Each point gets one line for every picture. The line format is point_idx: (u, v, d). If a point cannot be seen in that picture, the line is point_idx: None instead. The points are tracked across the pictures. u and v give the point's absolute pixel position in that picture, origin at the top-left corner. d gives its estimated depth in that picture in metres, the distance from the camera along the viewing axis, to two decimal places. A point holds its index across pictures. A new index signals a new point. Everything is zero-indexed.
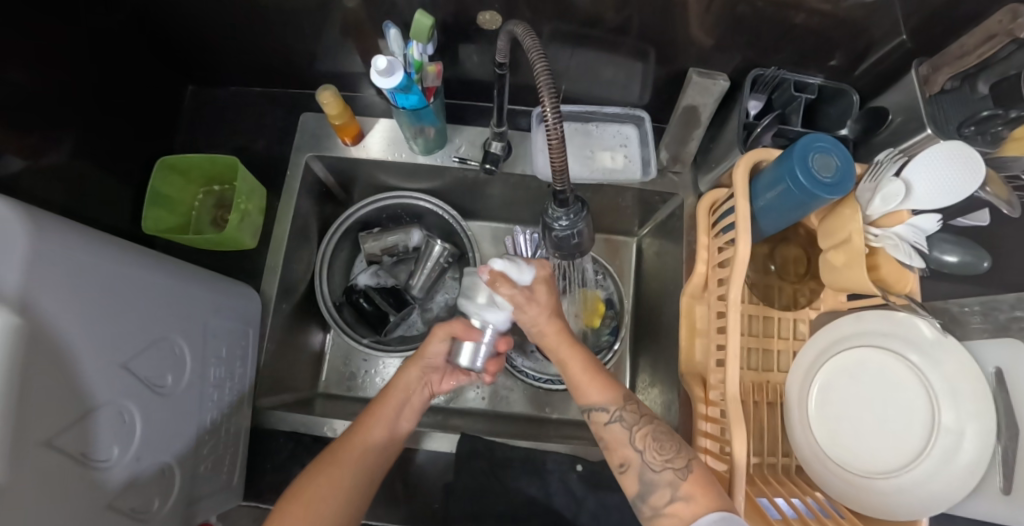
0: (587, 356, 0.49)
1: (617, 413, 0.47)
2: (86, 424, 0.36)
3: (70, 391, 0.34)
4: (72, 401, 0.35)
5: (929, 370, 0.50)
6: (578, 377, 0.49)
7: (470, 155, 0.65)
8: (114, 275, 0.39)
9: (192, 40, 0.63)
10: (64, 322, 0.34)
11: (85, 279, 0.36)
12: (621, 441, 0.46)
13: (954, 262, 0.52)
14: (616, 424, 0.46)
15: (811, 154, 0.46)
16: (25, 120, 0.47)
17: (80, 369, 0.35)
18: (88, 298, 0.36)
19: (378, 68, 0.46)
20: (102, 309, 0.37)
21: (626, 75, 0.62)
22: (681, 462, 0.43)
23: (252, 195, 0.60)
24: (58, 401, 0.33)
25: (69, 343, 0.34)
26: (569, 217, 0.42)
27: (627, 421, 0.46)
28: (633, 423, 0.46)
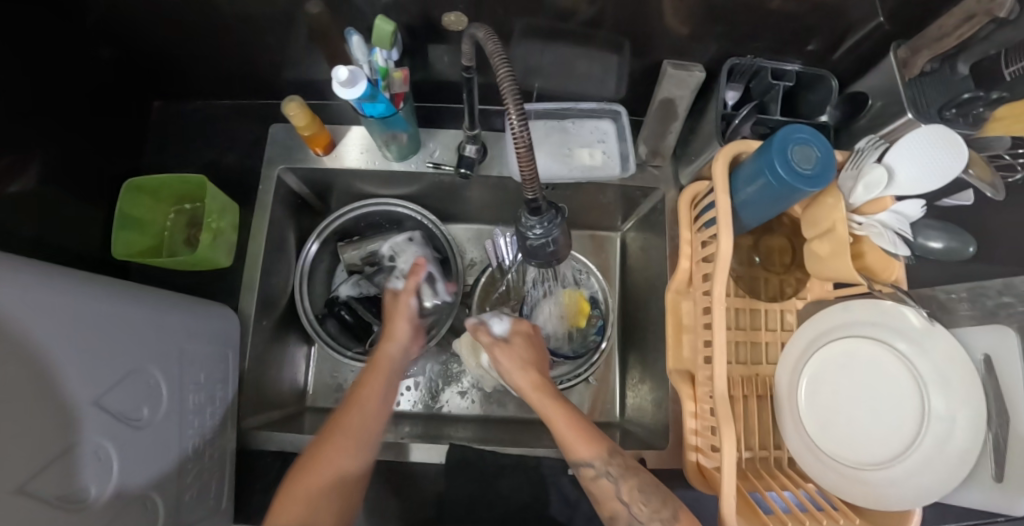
0: (573, 411, 0.49)
1: (604, 467, 0.46)
2: (62, 466, 0.35)
3: (42, 436, 0.33)
4: (46, 446, 0.33)
5: (917, 358, 0.50)
6: (564, 435, 0.48)
7: (445, 159, 0.63)
8: (81, 311, 0.38)
9: (153, 54, 0.60)
10: (31, 366, 0.32)
11: (50, 318, 0.35)
12: (610, 494, 0.46)
13: (939, 248, 0.51)
14: (604, 479, 0.46)
15: (791, 145, 0.45)
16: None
17: (51, 413, 0.34)
18: (55, 338, 0.35)
19: (340, 80, 0.45)
20: (71, 348, 0.36)
21: (602, 69, 0.60)
22: (669, 513, 0.44)
23: (224, 212, 0.59)
24: (31, 448, 0.32)
25: (37, 386, 0.33)
26: (543, 226, 0.41)
27: (613, 475, 0.46)
28: (621, 476, 0.46)
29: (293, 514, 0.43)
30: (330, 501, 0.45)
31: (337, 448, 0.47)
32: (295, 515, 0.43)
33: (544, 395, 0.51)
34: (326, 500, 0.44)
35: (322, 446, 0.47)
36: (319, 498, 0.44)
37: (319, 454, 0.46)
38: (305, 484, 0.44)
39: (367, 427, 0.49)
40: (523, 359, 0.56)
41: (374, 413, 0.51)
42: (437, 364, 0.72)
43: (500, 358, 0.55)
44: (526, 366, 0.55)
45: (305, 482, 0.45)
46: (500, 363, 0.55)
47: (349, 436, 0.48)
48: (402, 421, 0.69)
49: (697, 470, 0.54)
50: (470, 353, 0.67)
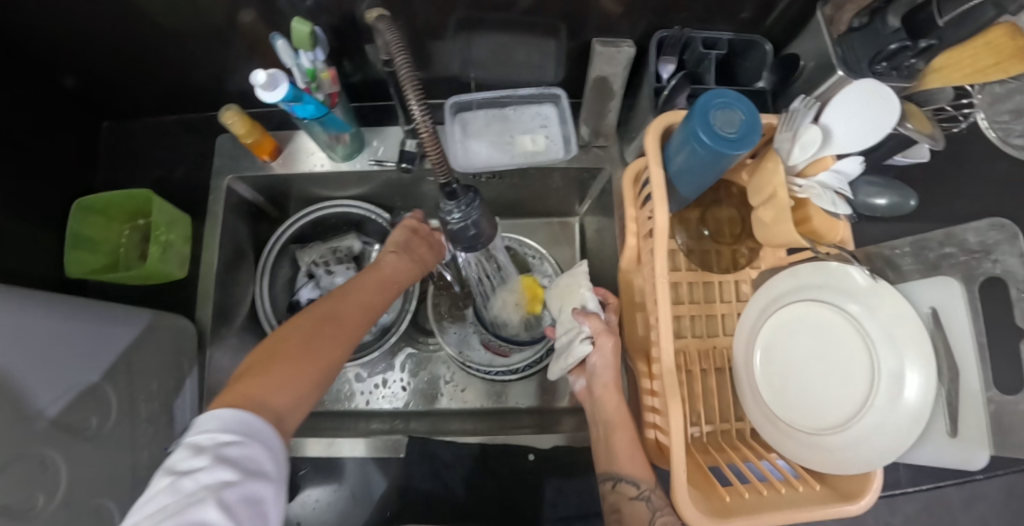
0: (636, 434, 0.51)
1: (646, 492, 0.48)
2: (3, 476, 0.36)
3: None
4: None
5: (866, 317, 0.49)
6: (619, 444, 0.51)
7: (388, 156, 0.63)
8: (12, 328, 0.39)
9: (97, 76, 0.62)
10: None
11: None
12: (642, 518, 0.47)
13: (884, 205, 0.50)
14: (640, 501, 0.48)
15: (713, 111, 0.45)
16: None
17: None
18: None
19: (259, 83, 0.45)
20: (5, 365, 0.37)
21: (536, 54, 0.60)
22: None
23: (173, 225, 0.60)
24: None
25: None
26: (461, 209, 0.41)
27: (651, 502, 0.48)
28: (659, 508, 0.48)
29: (276, 395, 0.37)
30: (313, 391, 0.40)
31: (324, 347, 0.42)
32: (276, 400, 0.37)
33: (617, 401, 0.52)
34: (314, 386, 0.40)
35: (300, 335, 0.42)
36: (293, 385, 0.38)
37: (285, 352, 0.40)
38: (287, 370, 0.39)
39: (352, 332, 0.46)
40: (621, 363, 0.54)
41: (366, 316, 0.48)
42: (405, 360, 0.72)
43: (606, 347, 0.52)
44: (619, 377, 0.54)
45: (281, 364, 0.39)
46: (602, 352, 0.53)
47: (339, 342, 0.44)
48: (372, 418, 0.69)
49: (655, 446, 0.53)
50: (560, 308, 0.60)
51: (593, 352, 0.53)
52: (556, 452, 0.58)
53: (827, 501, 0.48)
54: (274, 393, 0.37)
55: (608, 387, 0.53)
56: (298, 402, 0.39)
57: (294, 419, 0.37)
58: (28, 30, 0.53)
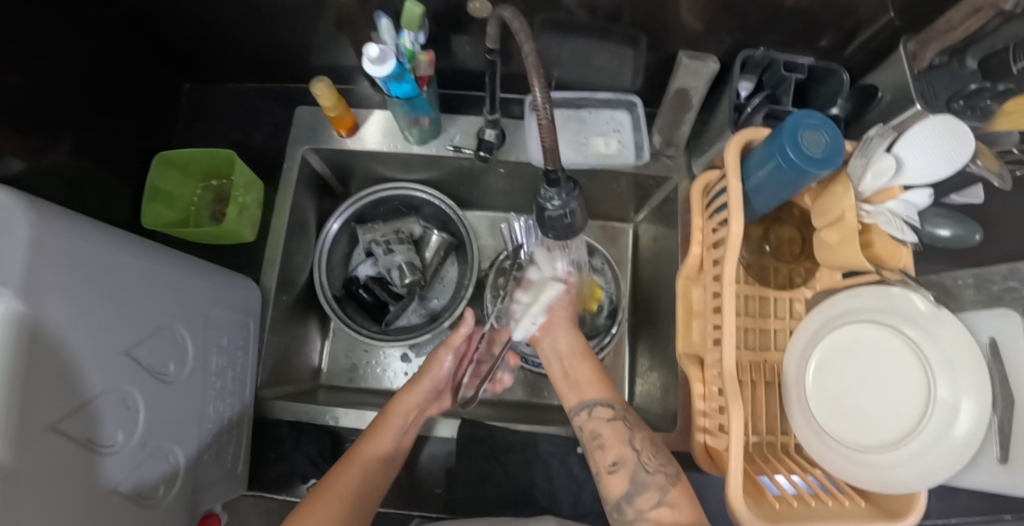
0: (593, 362, 0.57)
1: (621, 412, 0.51)
2: (93, 406, 0.37)
3: (78, 377, 0.35)
4: (78, 388, 0.35)
5: (925, 343, 0.51)
6: (583, 376, 0.56)
7: (464, 143, 0.65)
8: (116, 264, 0.40)
9: (188, 37, 0.63)
10: (67, 310, 0.34)
11: (86, 267, 0.36)
12: (622, 438, 0.49)
13: (947, 236, 0.52)
14: (617, 422, 0.50)
15: (801, 130, 0.47)
16: (23, 122, 0.47)
17: (84, 355, 0.36)
18: (90, 286, 0.36)
19: (370, 56, 0.47)
20: (108, 302, 0.38)
21: (618, 61, 0.62)
22: (673, 469, 0.47)
23: (250, 188, 0.61)
24: (66, 384, 0.34)
25: (72, 330, 0.35)
26: (561, 197, 0.42)
27: (629, 422, 0.51)
28: (635, 427, 0.50)
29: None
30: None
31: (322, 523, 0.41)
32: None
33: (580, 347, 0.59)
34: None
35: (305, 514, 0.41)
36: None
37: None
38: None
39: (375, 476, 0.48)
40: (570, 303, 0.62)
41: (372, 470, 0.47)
42: None
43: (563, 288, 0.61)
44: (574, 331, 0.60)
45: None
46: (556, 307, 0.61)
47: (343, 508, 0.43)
48: None
49: (704, 452, 0.54)
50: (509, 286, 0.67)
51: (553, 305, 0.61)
52: None
53: (875, 517, 0.49)
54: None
55: (559, 321, 0.61)
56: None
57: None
58: None
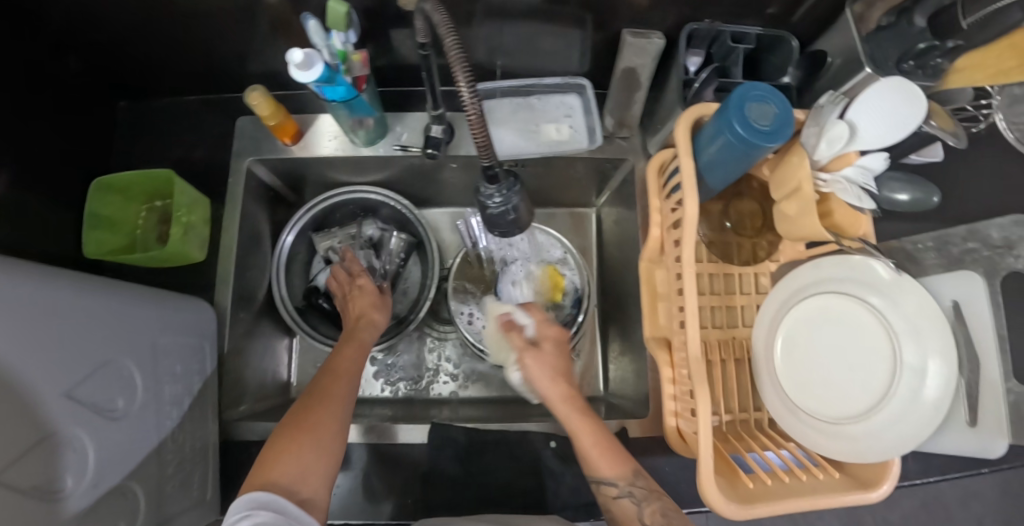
0: (603, 434, 0.48)
1: (627, 488, 0.45)
2: (41, 449, 0.36)
3: (22, 425, 0.34)
4: (21, 437, 0.34)
5: (888, 310, 0.50)
6: (588, 450, 0.47)
7: (412, 142, 0.63)
8: (48, 304, 0.38)
9: (116, 52, 0.60)
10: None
11: (15, 312, 0.34)
12: (632, 516, 0.44)
13: (905, 200, 0.52)
14: (625, 500, 0.45)
15: (748, 103, 0.45)
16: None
17: (24, 400, 0.34)
18: (24, 331, 0.35)
19: (294, 63, 0.45)
20: (47, 344, 0.37)
21: (563, 44, 0.60)
22: None
23: (194, 207, 0.59)
24: (9, 434, 0.33)
25: (10, 380, 0.33)
26: (501, 194, 0.41)
27: (637, 496, 0.45)
28: (644, 499, 0.45)
29: (287, 471, 0.39)
30: (330, 459, 0.42)
31: (324, 421, 0.44)
32: (290, 469, 0.39)
33: (568, 407, 0.50)
34: (321, 449, 0.42)
35: (306, 415, 0.44)
36: (310, 465, 0.40)
37: (301, 428, 0.42)
38: (298, 443, 0.41)
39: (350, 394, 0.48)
40: (557, 369, 0.54)
41: (352, 383, 0.49)
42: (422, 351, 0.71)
43: (530, 364, 0.53)
44: (558, 375, 0.53)
45: (295, 440, 0.41)
46: (529, 368, 0.54)
47: (338, 408, 0.45)
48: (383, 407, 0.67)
49: (677, 436, 0.54)
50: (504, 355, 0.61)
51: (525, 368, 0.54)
52: None
53: (848, 489, 0.49)
54: (282, 464, 0.39)
55: (554, 399, 0.51)
56: (322, 467, 0.41)
57: (314, 489, 0.39)
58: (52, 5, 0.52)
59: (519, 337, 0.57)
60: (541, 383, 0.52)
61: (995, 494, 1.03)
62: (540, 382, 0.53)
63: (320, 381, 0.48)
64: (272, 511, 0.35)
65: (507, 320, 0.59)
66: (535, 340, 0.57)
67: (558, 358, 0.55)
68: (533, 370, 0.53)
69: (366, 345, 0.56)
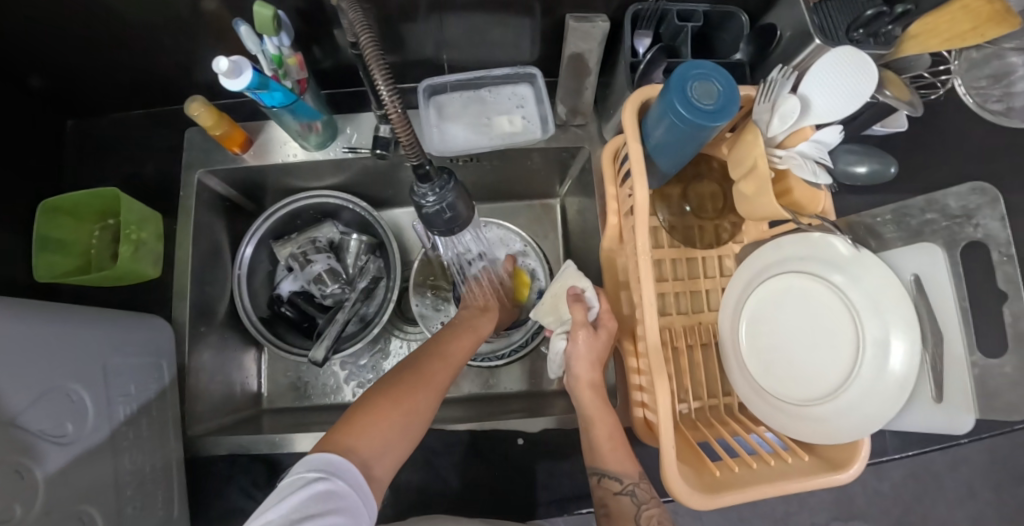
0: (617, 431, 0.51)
1: (631, 487, 0.50)
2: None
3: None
4: None
5: (851, 287, 0.49)
6: (602, 441, 0.51)
7: (361, 143, 0.61)
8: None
9: (53, 70, 0.59)
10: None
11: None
12: (628, 515, 0.49)
13: (863, 173, 0.51)
14: (625, 496, 0.49)
15: (691, 82, 0.44)
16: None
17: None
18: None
19: (221, 71, 0.44)
20: None
21: (509, 32, 0.59)
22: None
23: (143, 223, 0.58)
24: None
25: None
26: (435, 192, 0.40)
27: (638, 497, 0.49)
28: (643, 502, 0.49)
29: (369, 446, 0.39)
30: (405, 441, 0.42)
31: (415, 405, 0.44)
32: (372, 442, 0.39)
33: (597, 396, 0.53)
34: (404, 433, 0.42)
35: (403, 390, 0.44)
36: (388, 440, 0.40)
37: (383, 406, 0.42)
38: (384, 417, 0.41)
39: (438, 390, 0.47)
40: (599, 358, 0.54)
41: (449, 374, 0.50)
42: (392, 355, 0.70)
43: (579, 342, 0.53)
44: (595, 364, 0.54)
45: (388, 413, 0.41)
46: (577, 343, 0.54)
47: (427, 397, 0.46)
48: None
49: (643, 425, 0.53)
50: (555, 319, 0.60)
51: (574, 341, 0.54)
52: (548, 435, 0.58)
53: (818, 471, 0.48)
54: (366, 435, 0.39)
55: (582, 383, 0.54)
56: (397, 449, 0.41)
57: (385, 469, 0.39)
58: None
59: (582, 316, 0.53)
60: (578, 365, 0.53)
61: (981, 459, 1.03)
62: (581, 365, 0.53)
63: (434, 359, 0.50)
64: (346, 482, 0.34)
65: (575, 298, 0.56)
66: (598, 323, 0.55)
67: (602, 344, 0.54)
68: (577, 351, 0.54)
69: (481, 338, 0.57)
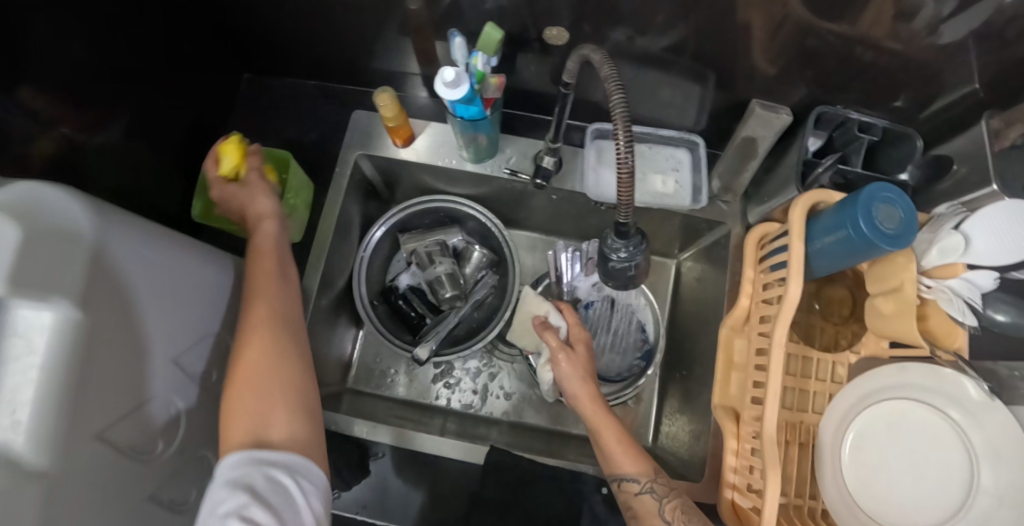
0: (623, 431, 0.49)
1: (648, 484, 0.46)
2: (145, 409, 0.39)
3: (121, 389, 0.36)
4: (122, 399, 0.36)
5: (971, 429, 0.50)
6: (608, 441, 0.49)
7: (521, 167, 0.63)
8: (165, 274, 0.41)
9: (252, 29, 0.63)
10: (125, 316, 0.35)
11: (141, 282, 0.37)
12: (653, 513, 0.45)
13: (1004, 321, 0.52)
14: (647, 496, 0.45)
15: (877, 204, 0.45)
16: (81, 96, 0.47)
17: (139, 360, 0.37)
18: (147, 299, 0.38)
19: (445, 80, 0.46)
20: (162, 311, 0.40)
21: (683, 98, 0.62)
22: None
23: (301, 191, 0.61)
24: (115, 396, 0.35)
25: (137, 340, 0.37)
26: (628, 250, 0.42)
27: (658, 493, 0.45)
28: (665, 495, 0.45)
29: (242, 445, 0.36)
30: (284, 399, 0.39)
31: (250, 380, 0.39)
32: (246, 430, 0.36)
33: (596, 406, 0.51)
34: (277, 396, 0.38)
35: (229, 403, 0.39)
36: (274, 396, 0.38)
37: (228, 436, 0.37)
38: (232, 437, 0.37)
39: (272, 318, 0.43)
40: (586, 371, 0.55)
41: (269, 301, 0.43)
42: (478, 365, 0.72)
43: (561, 363, 0.54)
44: (587, 379, 0.54)
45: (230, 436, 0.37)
46: (561, 367, 0.55)
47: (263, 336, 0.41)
48: (440, 416, 0.69)
49: (731, 508, 0.53)
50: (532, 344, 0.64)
51: (557, 367, 0.55)
52: None
53: None
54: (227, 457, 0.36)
55: (584, 398, 0.52)
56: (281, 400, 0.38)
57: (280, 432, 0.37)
58: None
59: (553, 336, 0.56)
60: (569, 383, 0.54)
61: None
62: (573, 381, 0.53)
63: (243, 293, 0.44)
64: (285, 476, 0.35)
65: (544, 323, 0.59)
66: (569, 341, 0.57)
67: (589, 362, 0.56)
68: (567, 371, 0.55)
69: (256, 223, 0.50)
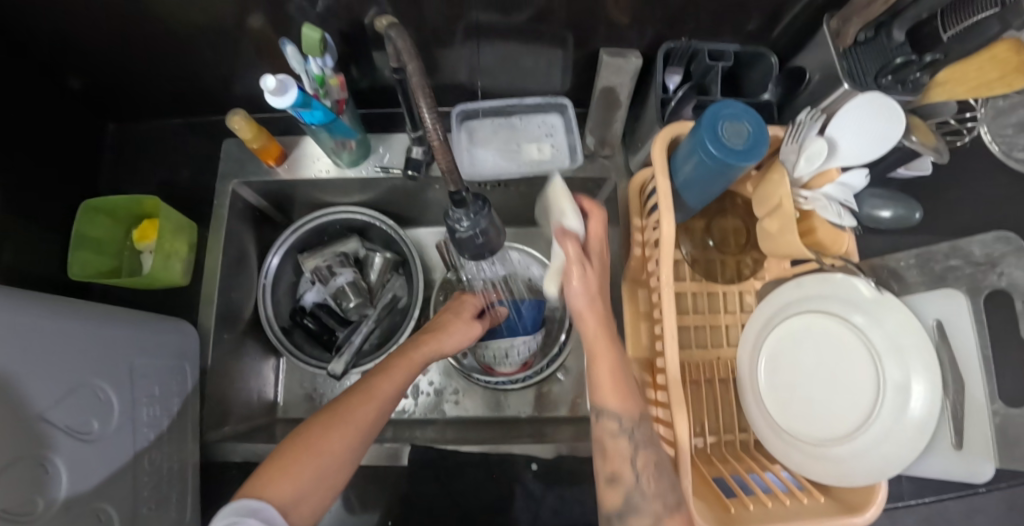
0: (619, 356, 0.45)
1: (636, 488, 0.44)
2: (13, 464, 0.35)
3: None
4: None
5: (871, 330, 0.49)
6: (605, 434, 0.45)
7: (394, 163, 0.63)
8: (14, 322, 0.37)
9: (104, 77, 0.62)
10: None
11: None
12: (624, 459, 0.45)
13: (887, 217, 0.51)
14: (631, 493, 0.44)
15: (720, 122, 0.45)
16: None
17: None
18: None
19: (269, 89, 0.45)
20: (14, 360, 0.37)
21: (544, 62, 0.61)
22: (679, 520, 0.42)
23: (178, 232, 0.60)
24: None
25: None
26: (469, 218, 0.40)
27: (642, 489, 0.44)
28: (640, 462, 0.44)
29: (281, 492, 0.38)
30: (327, 482, 0.40)
31: (327, 448, 0.41)
32: (285, 487, 0.38)
33: (599, 325, 0.46)
34: (321, 479, 0.40)
35: (317, 434, 0.41)
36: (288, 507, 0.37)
37: (295, 457, 0.40)
38: (308, 457, 0.40)
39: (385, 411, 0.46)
40: (599, 287, 0.46)
41: (381, 404, 0.46)
42: None
43: (570, 262, 0.44)
44: (597, 295, 0.46)
45: (300, 460, 0.40)
46: (572, 280, 0.45)
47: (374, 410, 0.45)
48: None
49: None
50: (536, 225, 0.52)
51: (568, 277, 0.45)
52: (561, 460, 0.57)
53: (836, 514, 0.47)
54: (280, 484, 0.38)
55: (589, 317, 0.46)
56: (321, 489, 0.40)
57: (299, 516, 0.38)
58: (36, 29, 0.53)
59: (571, 245, 0.44)
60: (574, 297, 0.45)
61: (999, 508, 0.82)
62: (574, 284, 0.45)
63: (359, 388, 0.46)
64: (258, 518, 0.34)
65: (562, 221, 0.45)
66: (586, 248, 0.46)
67: (599, 277, 0.47)
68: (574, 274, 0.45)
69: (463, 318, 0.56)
